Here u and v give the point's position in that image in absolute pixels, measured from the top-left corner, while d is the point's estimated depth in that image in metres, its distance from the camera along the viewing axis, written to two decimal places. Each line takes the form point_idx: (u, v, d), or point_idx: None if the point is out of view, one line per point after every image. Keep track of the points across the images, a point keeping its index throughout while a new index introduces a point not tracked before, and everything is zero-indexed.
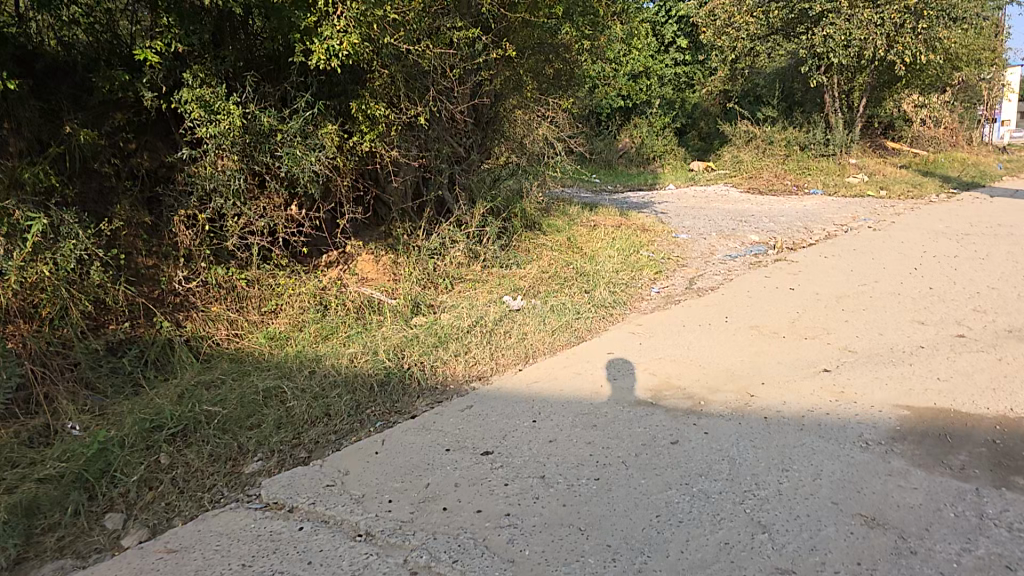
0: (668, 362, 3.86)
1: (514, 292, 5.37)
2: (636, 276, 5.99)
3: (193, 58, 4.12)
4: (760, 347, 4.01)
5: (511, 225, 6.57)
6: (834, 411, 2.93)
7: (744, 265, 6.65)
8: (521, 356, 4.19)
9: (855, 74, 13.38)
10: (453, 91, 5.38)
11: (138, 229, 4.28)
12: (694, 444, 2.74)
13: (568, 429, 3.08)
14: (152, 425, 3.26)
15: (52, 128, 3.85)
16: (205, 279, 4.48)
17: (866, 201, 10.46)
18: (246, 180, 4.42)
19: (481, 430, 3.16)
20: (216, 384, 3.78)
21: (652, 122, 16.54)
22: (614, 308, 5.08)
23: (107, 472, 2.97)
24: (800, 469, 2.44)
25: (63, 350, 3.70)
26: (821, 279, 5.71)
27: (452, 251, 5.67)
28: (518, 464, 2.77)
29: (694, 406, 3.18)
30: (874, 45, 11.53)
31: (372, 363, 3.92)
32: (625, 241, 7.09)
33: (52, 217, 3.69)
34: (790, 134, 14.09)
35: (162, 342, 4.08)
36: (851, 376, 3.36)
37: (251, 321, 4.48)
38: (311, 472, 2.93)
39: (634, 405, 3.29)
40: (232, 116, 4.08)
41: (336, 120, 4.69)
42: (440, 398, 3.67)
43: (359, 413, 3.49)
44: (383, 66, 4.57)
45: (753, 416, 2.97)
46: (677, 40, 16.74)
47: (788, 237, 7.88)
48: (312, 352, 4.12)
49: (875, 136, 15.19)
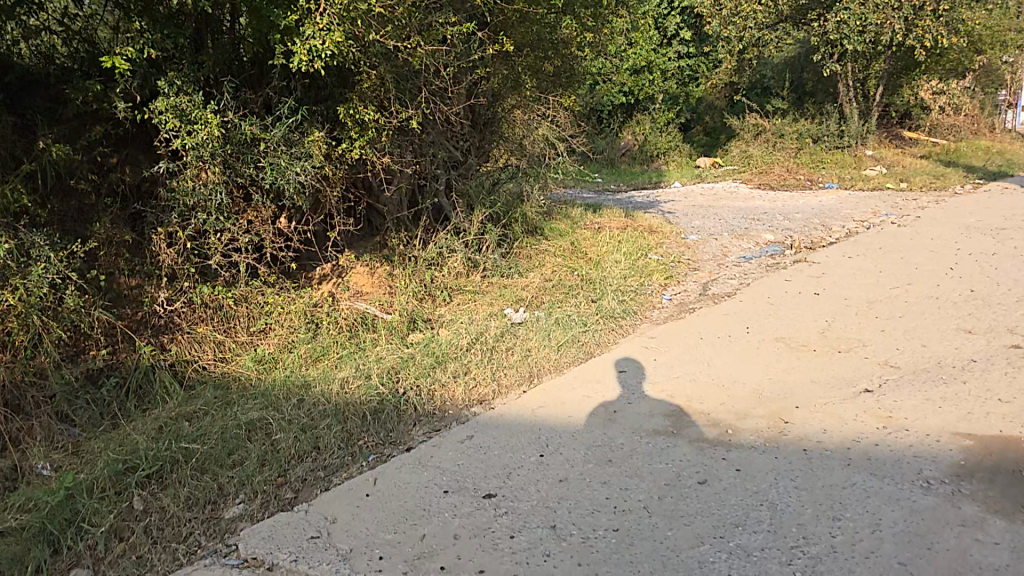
0: (687, 383, 3.54)
1: (516, 303, 5.07)
2: (645, 282, 5.67)
3: (169, 64, 3.77)
4: (790, 363, 3.69)
5: (512, 232, 6.29)
6: (883, 443, 2.68)
7: (760, 268, 6.30)
8: (525, 377, 3.87)
9: (871, 61, 12.97)
10: (446, 91, 5.00)
11: (119, 248, 3.95)
12: (725, 486, 2.46)
13: (580, 465, 2.77)
14: (124, 467, 2.89)
15: (26, 143, 3.53)
16: (190, 297, 4.12)
17: (885, 194, 10.10)
18: (229, 193, 4.08)
19: (483, 468, 2.84)
20: (197, 417, 3.42)
21: (656, 118, 16.07)
22: (624, 319, 4.76)
23: (73, 521, 2.65)
24: (854, 518, 2.20)
25: (38, 381, 3.42)
26: (847, 282, 5.37)
27: (451, 260, 5.37)
28: (525, 511, 2.47)
29: (723, 436, 2.88)
30: (891, 29, 11.05)
31: (364, 390, 3.58)
32: (631, 244, 6.75)
33: (21, 240, 3.34)
34: (802, 126, 13.68)
35: (144, 367, 3.77)
36: (898, 398, 3.08)
37: (239, 343, 4.15)
38: (295, 521, 2.59)
39: (652, 434, 2.98)
40: (210, 126, 3.77)
41: (323, 126, 4.36)
42: (437, 426, 3.37)
43: (349, 446, 3.17)
44: (371, 66, 4.25)
45: (791, 448, 2.72)
46: (681, 32, 16.03)
47: (805, 236, 7.50)
48: (301, 377, 3.78)
49: (893, 125, 14.65)
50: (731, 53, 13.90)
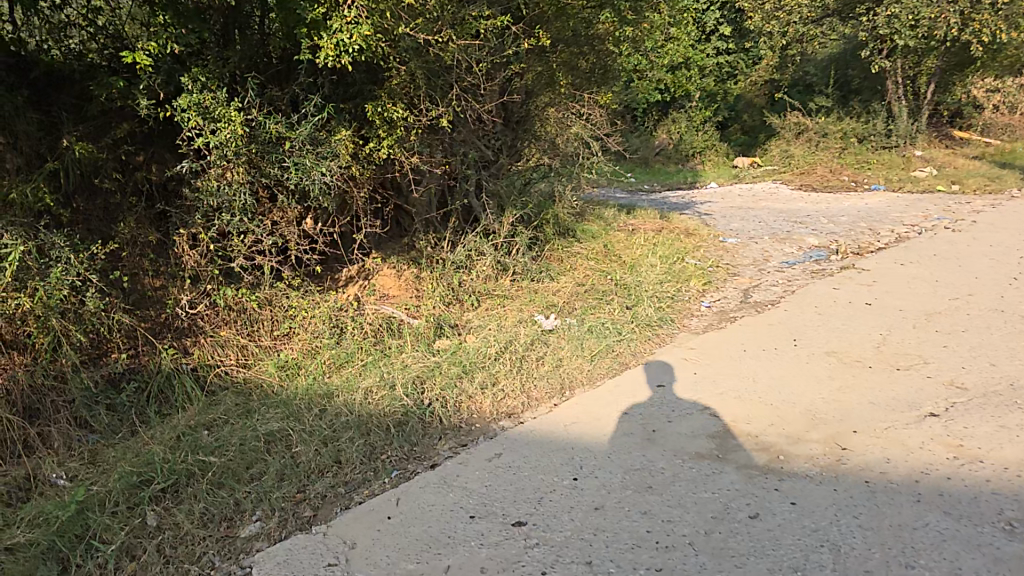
0: (733, 401, 3.43)
1: (547, 309, 4.87)
2: (683, 287, 5.42)
3: (194, 60, 3.64)
4: (843, 380, 3.66)
5: (543, 234, 6.09)
6: (955, 476, 2.66)
7: (804, 274, 6.02)
8: (556, 388, 3.68)
9: (923, 57, 12.39)
10: (479, 88, 4.80)
11: (143, 248, 3.89)
12: (778, 523, 2.37)
13: (617, 491, 2.61)
14: (139, 480, 2.72)
15: (52, 141, 3.51)
16: (214, 300, 4.01)
17: (939, 197, 9.62)
18: (254, 192, 3.96)
19: (512, 491, 2.66)
20: (217, 426, 3.22)
21: (692, 116, 15.68)
22: (661, 327, 4.53)
23: (83, 538, 2.47)
24: (929, 567, 2.12)
25: (58, 385, 3.28)
26: (901, 293, 5.21)
27: (480, 263, 5.20)
28: (558, 543, 2.32)
29: (773, 463, 2.81)
30: (945, 25, 10.53)
31: (388, 401, 3.41)
32: (668, 247, 6.50)
33: (42, 241, 3.24)
34: (847, 125, 13.21)
35: (166, 371, 3.61)
36: (968, 424, 3.09)
37: (262, 348, 4.02)
38: (313, 546, 2.43)
39: (695, 458, 2.85)
40: (234, 124, 3.64)
41: (351, 125, 4.22)
42: (464, 440, 3.20)
43: (372, 461, 2.99)
44: (401, 62, 4.09)
45: (853, 479, 2.66)
46: (720, 28, 15.72)
47: (851, 241, 7.15)
48: (324, 386, 3.61)
49: (945, 123, 14.04)
50: (773, 48, 13.45)
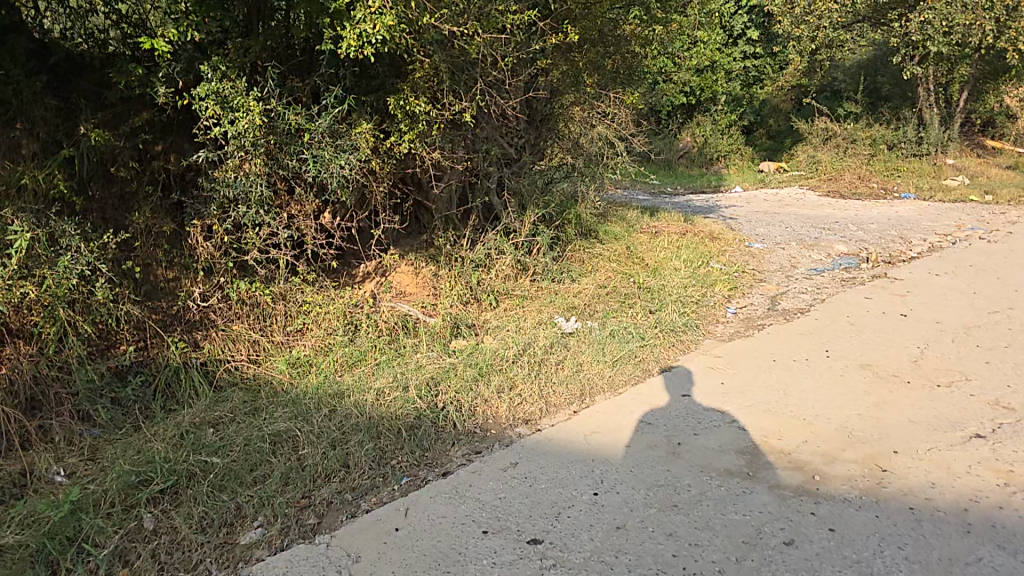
0: (763, 415, 3.25)
1: (567, 312, 4.71)
2: (708, 292, 5.23)
3: (215, 49, 3.53)
4: (881, 396, 3.46)
5: (565, 234, 5.93)
6: (1007, 506, 2.46)
7: (834, 282, 5.80)
8: (576, 395, 3.52)
9: (957, 64, 12.04)
10: (504, 83, 4.66)
11: (157, 239, 3.75)
12: (816, 552, 2.21)
13: (640, 510, 2.45)
14: (138, 480, 2.60)
15: (70, 127, 3.37)
16: (226, 293, 3.90)
17: (971, 206, 9.33)
18: (272, 184, 3.84)
19: (528, 504, 2.51)
20: (222, 424, 3.10)
21: (717, 120, 15.40)
22: (686, 334, 4.35)
23: (74, 540, 2.35)
24: None
25: (62, 375, 3.17)
26: (937, 305, 4.98)
27: (499, 262, 5.07)
28: (577, 566, 2.17)
29: (807, 483, 2.63)
30: (981, 32, 10.16)
31: (401, 403, 3.26)
32: (692, 250, 6.31)
33: (51, 228, 3.15)
34: (877, 132, 12.85)
35: (174, 365, 3.50)
36: (1018, 449, 2.88)
37: (274, 344, 3.88)
38: (315, 558, 2.29)
39: (724, 476, 2.68)
40: (252, 114, 3.51)
41: (372, 118, 4.06)
42: (479, 448, 3.05)
43: (381, 466, 2.85)
44: (426, 54, 3.95)
45: (896, 504, 2.48)
46: (748, 32, 15.47)
47: (882, 250, 6.90)
48: (335, 385, 3.48)
49: (978, 132, 13.63)
50: (802, 53, 13.15)
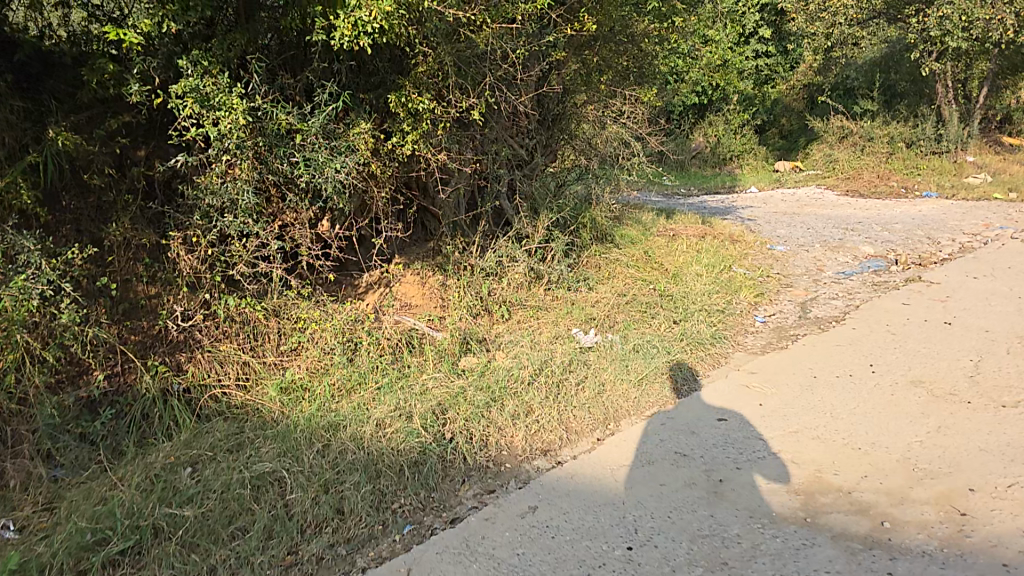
0: (812, 442, 2.88)
1: (585, 324, 4.36)
2: (735, 299, 4.88)
3: (197, 43, 3.12)
4: (943, 419, 3.07)
5: (579, 239, 5.57)
6: None
7: (866, 286, 5.43)
8: (599, 421, 3.17)
9: (976, 59, 11.58)
10: (515, 80, 4.32)
11: (137, 253, 3.38)
12: None
13: (684, 571, 2.09)
14: (94, 539, 2.26)
15: (39, 130, 2.94)
16: (214, 311, 3.54)
17: (996, 205, 8.92)
18: (260, 191, 3.48)
19: (551, 564, 2.16)
20: (202, 462, 2.74)
21: (729, 119, 15.02)
22: (715, 346, 3.99)
23: None
24: None
25: (20, 410, 2.82)
26: (984, 312, 4.58)
27: (511, 270, 4.71)
28: None
29: (876, 532, 2.25)
30: (1002, 27, 9.74)
31: (405, 434, 2.89)
32: (712, 254, 5.93)
33: (6, 243, 2.78)
34: (895, 129, 12.36)
35: (153, 395, 3.13)
36: None
37: (267, 365, 3.53)
38: None
39: (777, 523, 2.31)
40: (236, 113, 3.13)
41: (371, 117, 3.71)
42: (492, 486, 2.70)
43: (381, 513, 2.51)
44: (429, 47, 3.60)
45: (988, 561, 2.09)
46: (760, 30, 15.05)
47: (913, 251, 6.50)
48: (332, 413, 3.12)
49: (994, 128, 13.17)
50: (816, 50, 12.71)
